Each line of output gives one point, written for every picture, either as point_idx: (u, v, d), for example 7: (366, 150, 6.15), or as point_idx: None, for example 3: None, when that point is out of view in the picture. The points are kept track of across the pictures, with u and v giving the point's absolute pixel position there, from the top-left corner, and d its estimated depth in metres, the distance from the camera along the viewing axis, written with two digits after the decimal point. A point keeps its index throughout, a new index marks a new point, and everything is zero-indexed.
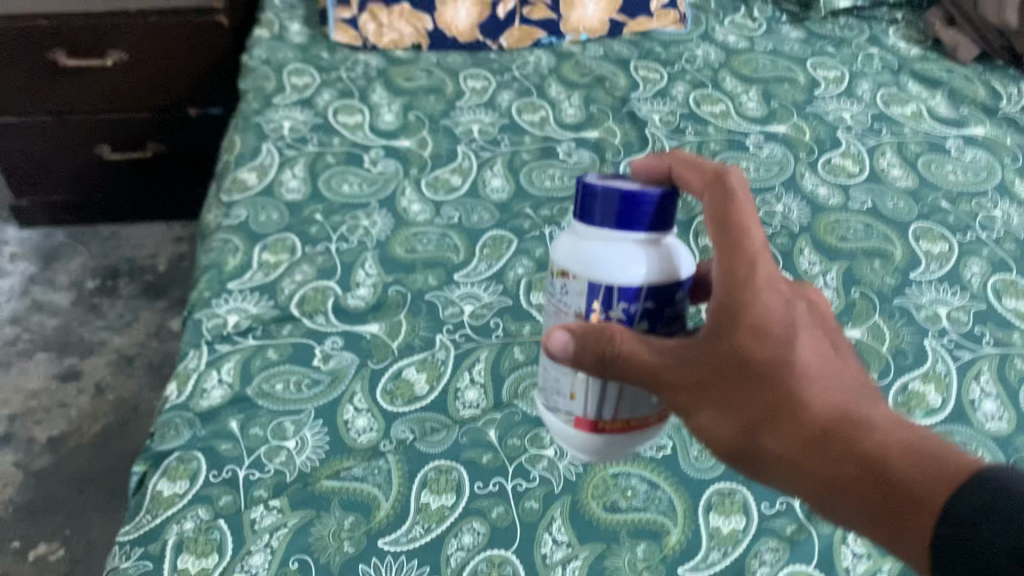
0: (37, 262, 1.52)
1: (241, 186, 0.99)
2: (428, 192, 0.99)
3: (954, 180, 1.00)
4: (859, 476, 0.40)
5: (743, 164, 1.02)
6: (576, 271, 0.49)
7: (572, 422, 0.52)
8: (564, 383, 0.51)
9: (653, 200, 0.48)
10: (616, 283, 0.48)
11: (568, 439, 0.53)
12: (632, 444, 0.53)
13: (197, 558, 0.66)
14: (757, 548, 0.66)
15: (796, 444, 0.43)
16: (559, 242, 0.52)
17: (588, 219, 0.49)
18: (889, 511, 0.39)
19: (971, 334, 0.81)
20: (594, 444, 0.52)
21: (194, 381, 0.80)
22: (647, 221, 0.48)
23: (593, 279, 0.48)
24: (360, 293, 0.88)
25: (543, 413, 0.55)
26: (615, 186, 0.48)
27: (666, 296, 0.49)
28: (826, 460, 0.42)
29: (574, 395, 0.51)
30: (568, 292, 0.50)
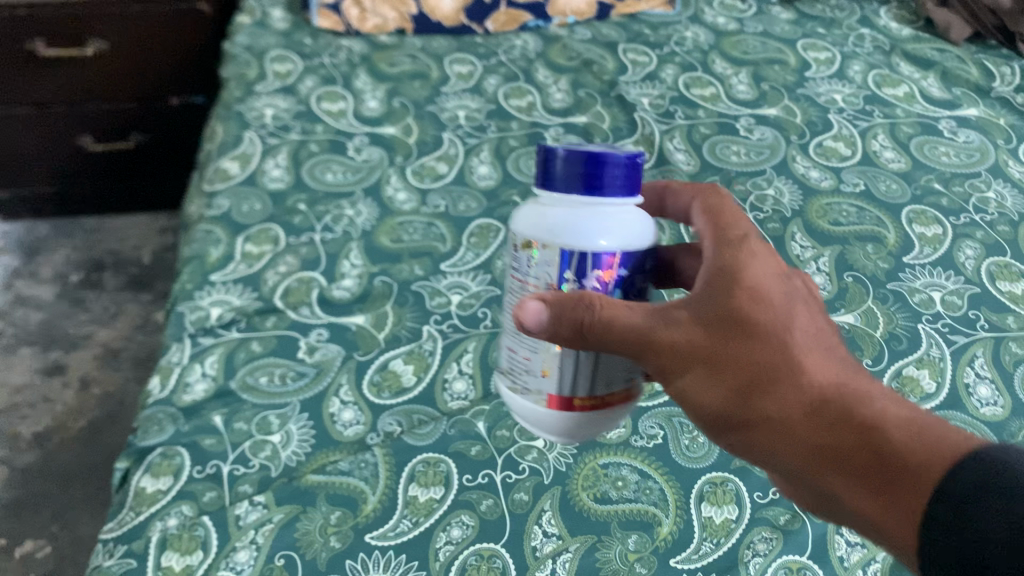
0: (20, 255, 1.49)
1: (224, 175, 0.96)
2: (414, 180, 0.98)
3: (947, 162, 0.99)
4: (856, 440, 0.39)
5: (732, 149, 1.00)
6: (545, 239, 0.48)
7: (544, 402, 0.50)
8: (536, 360, 0.50)
9: (622, 162, 0.47)
10: (591, 250, 0.47)
11: (540, 422, 0.51)
12: (604, 425, 0.52)
13: (182, 555, 0.64)
14: (750, 538, 0.65)
15: (792, 407, 0.42)
16: (522, 212, 0.50)
17: (555, 186, 0.48)
18: (885, 478, 0.38)
19: (965, 318, 0.80)
20: (568, 424, 0.50)
21: (177, 375, 0.78)
22: (618, 184, 0.47)
23: (566, 247, 0.47)
24: (345, 284, 0.86)
25: (512, 399, 0.53)
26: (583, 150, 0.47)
27: (637, 263, 0.48)
28: (821, 425, 0.41)
29: (545, 372, 0.50)
30: (538, 265, 0.48)
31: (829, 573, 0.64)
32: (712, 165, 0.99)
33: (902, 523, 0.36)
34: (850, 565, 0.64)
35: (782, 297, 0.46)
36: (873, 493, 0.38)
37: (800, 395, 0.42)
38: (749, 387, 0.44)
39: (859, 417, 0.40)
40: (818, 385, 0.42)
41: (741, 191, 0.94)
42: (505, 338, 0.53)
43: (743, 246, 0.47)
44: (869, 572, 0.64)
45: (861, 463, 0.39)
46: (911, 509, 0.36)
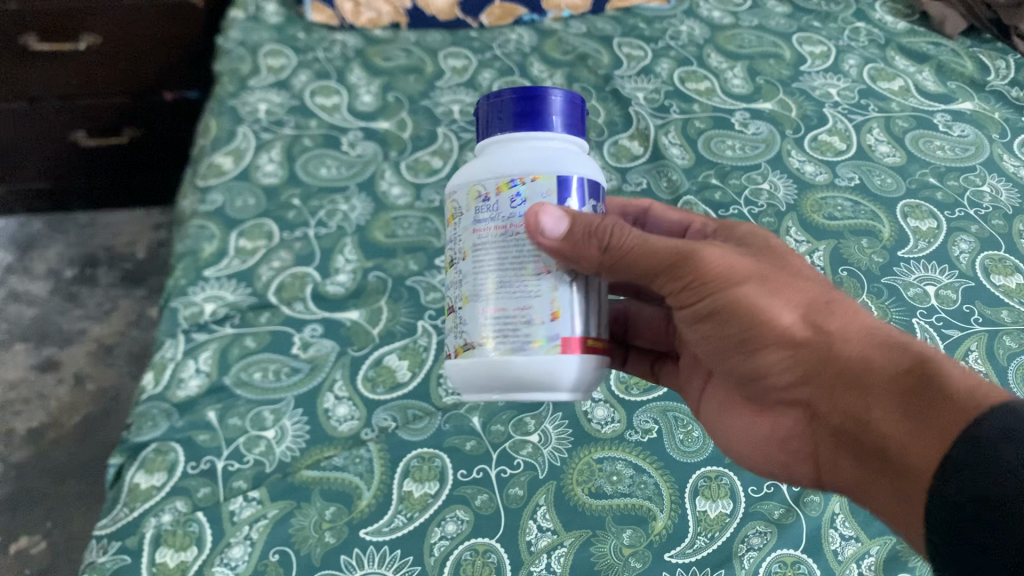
0: (15, 251, 1.49)
1: (217, 170, 0.96)
2: (408, 175, 0.98)
3: (942, 156, 0.99)
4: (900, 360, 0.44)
5: (727, 143, 1.00)
6: (533, 170, 0.47)
7: (556, 348, 0.47)
8: (544, 304, 0.47)
9: (572, 101, 0.51)
10: (582, 177, 0.49)
11: (543, 381, 0.47)
12: (592, 382, 0.51)
13: (176, 551, 0.64)
14: (745, 532, 0.65)
15: (846, 326, 0.48)
16: (482, 159, 0.49)
17: (511, 128, 0.49)
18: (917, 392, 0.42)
19: (960, 312, 0.81)
20: (576, 372, 0.48)
21: (171, 371, 0.78)
22: (574, 122, 0.51)
23: (560, 174, 0.48)
24: (339, 279, 0.86)
25: (500, 366, 0.47)
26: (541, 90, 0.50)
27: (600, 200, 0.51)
28: (868, 343, 0.46)
29: (555, 313, 0.47)
30: (528, 197, 0.47)
31: (823, 566, 0.64)
32: (707, 159, 0.99)
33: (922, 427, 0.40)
34: (844, 558, 0.64)
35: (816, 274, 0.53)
36: (899, 402, 0.42)
37: (847, 329, 0.48)
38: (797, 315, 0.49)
39: (900, 345, 0.45)
40: (861, 322, 0.48)
41: (737, 185, 0.94)
42: (473, 305, 0.48)
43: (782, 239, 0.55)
44: (864, 566, 0.64)
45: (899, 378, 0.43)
46: (936, 417, 0.40)
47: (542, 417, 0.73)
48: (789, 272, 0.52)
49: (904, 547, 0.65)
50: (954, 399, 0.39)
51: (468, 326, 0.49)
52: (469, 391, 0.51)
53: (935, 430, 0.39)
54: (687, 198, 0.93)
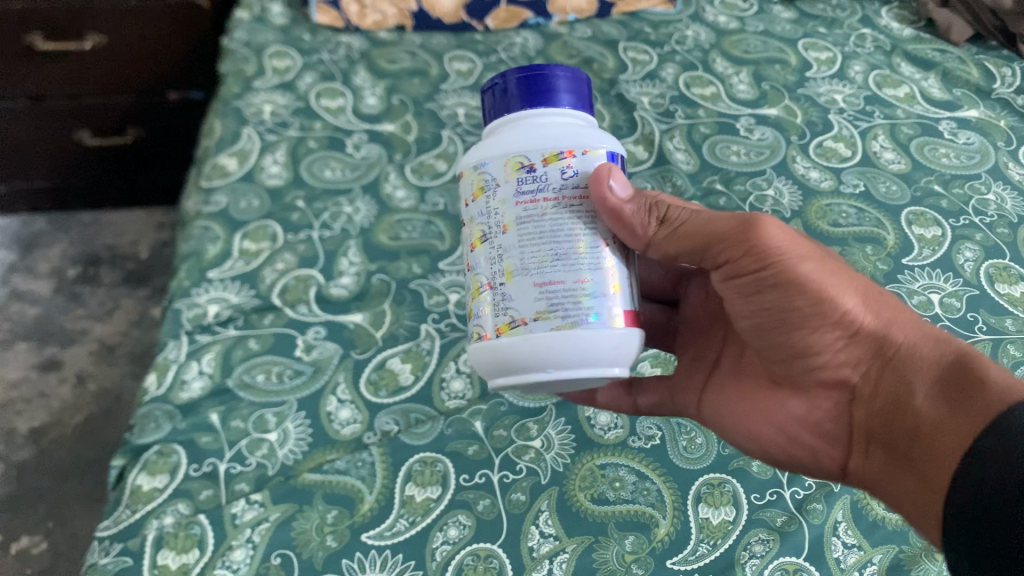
0: (17, 250, 1.49)
1: (221, 172, 0.96)
2: (413, 178, 0.98)
3: (947, 163, 0.99)
4: (956, 357, 0.47)
5: (732, 148, 1.00)
6: (582, 142, 0.48)
7: (620, 320, 0.47)
8: (603, 277, 0.47)
9: (580, 77, 0.52)
10: (617, 151, 0.50)
11: (602, 358, 0.47)
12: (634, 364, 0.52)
13: (178, 554, 0.64)
14: (747, 539, 0.65)
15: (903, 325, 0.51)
16: (521, 132, 0.48)
17: (527, 107, 0.49)
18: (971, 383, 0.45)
19: (964, 320, 0.81)
20: (632, 346, 0.48)
21: (173, 372, 0.78)
22: (586, 97, 0.52)
23: (602, 149, 0.49)
24: (343, 282, 0.86)
25: (558, 341, 0.46)
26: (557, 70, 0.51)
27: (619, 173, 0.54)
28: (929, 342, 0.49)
29: (615, 287, 0.48)
30: (579, 170, 0.48)
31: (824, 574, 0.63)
32: (712, 165, 0.98)
33: (974, 410, 0.43)
34: (846, 567, 0.64)
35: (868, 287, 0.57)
36: (955, 389, 0.45)
37: (907, 329, 0.51)
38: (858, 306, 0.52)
39: (955, 346, 0.48)
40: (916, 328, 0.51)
41: (741, 190, 0.94)
42: (522, 280, 0.47)
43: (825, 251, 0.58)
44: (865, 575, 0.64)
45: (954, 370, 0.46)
46: (985, 403, 0.43)
47: (545, 422, 0.73)
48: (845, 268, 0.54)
49: (907, 555, 0.64)
50: (1005, 390, 0.43)
51: (516, 302, 0.47)
52: (502, 375, 0.49)
53: (982, 414, 0.43)
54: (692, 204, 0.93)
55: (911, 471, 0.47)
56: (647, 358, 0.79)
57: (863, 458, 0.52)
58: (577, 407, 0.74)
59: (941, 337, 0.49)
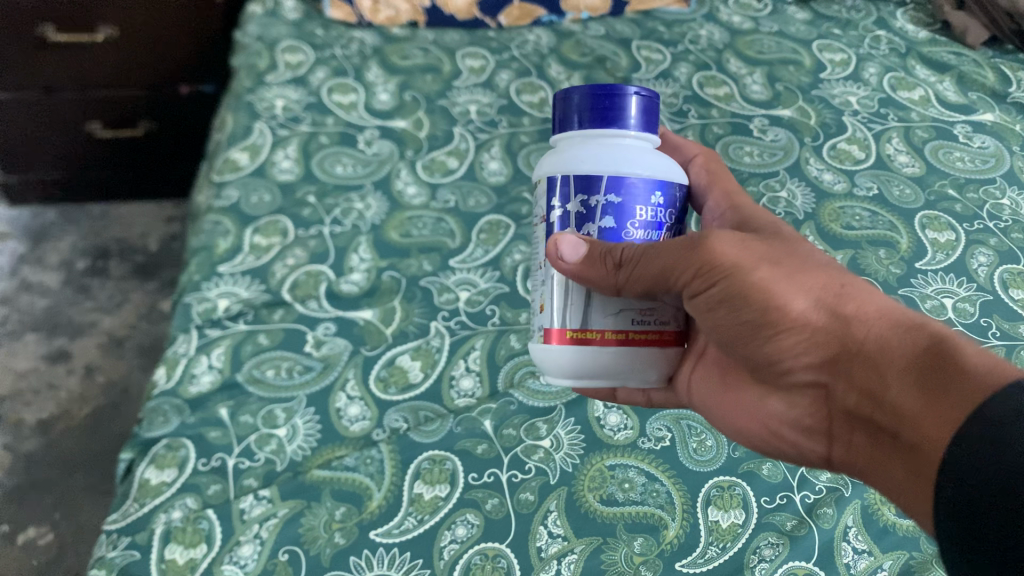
0: (27, 240, 1.49)
1: (233, 166, 0.96)
2: (424, 175, 0.97)
3: (962, 167, 0.98)
4: (913, 343, 0.42)
5: (745, 149, 1.00)
6: (541, 173, 0.51)
7: (543, 336, 0.51)
8: (540, 297, 0.52)
9: (597, 90, 0.49)
10: (563, 176, 0.49)
11: (546, 368, 0.52)
12: (627, 371, 0.51)
13: (185, 548, 0.64)
14: (757, 543, 0.65)
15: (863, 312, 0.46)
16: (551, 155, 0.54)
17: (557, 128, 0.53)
18: (931, 374, 0.40)
19: (977, 325, 0.80)
20: (560, 357, 0.50)
21: (183, 367, 0.78)
22: (596, 114, 0.49)
23: (547, 178, 0.50)
24: (354, 278, 0.86)
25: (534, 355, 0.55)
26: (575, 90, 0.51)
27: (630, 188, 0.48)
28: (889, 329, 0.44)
29: (544, 307, 0.51)
30: (539, 198, 0.52)
31: None
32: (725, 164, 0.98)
33: (934, 408, 0.39)
34: (856, 572, 0.63)
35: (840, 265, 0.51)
36: (914, 384, 0.41)
37: (863, 316, 0.46)
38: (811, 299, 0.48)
39: (918, 328, 0.43)
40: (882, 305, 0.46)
41: (754, 191, 0.94)
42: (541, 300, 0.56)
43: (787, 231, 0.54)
44: None
45: (912, 359, 0.42)
46: (950, 398, 0.38)
47: (554, 422, 0.73)
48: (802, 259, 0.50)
49: (918, 562, 0.64)
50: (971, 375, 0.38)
51: None
52: None
53: (948, 410, 0.38)
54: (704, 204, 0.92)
55: (899, 469, 0.44)
56: None
57: (853, 447, 0.49)
58: (586, 407, 0.74)
59: (902, 320, 0.44)
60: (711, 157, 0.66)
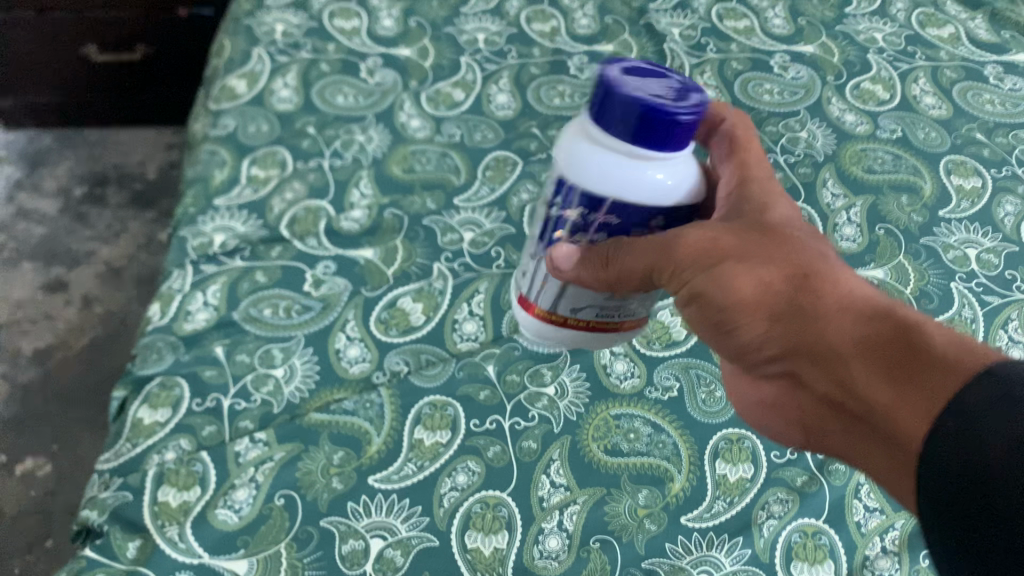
0: (23, 166, 1.45)
1: (230, 94, 0.92)
2: (428, 107, 0.93)
3: (991, 110, 0.94)
4: (884, 337, 0.40)
5: (764, 87, 0.95)
6: (556, 159, 0.46)
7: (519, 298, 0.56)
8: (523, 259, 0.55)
9: (638, 108, 0.42)
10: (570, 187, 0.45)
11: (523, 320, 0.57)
12: (590, 342, 0.55)
13: (179, 491, 0.62)
14: (765, 499, 0.63)
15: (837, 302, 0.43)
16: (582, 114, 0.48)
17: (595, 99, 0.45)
18: (909, 372, 0.38)
19: (1001, 278, 0.78)
20: (526, 322, 0.56)
21: (178, 303, 0.75)
22: (627, 129, 0.43)
23: (557, 175, 0.46)
24: (354, 215, 0.83)
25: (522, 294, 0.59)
26: (619, 76, 0.43)
27: (630, 211, 0.45)
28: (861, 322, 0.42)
29: (523, 274, 0.55)
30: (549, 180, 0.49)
31: (845, 538, 0.63)
32: (743, 103, 0.93)
33: (918, 407, 0.37)
34: (867, 531, 0.63)
35: (826, 250, 0.48)
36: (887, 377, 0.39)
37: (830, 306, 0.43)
38: (777, 290, 0.45)
39: (887, 322, 0.41)
40: (853, 296, 0.43)
41: (772, 131, 0.90)
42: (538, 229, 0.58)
43: (776, 207, 0.50)
44: (886, 539, 0.63)
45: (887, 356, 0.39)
46: (934, 392, 0.36)
47: (559, 368, 0.70)
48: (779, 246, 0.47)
49: None
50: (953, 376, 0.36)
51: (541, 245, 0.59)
52: None
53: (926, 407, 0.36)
54: None
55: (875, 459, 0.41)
56: (667, 305, 0.75)
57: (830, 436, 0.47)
58: (593, 354, 0.71)
59: (875, 312, 0.42)
60: (740, 117, 0.59)
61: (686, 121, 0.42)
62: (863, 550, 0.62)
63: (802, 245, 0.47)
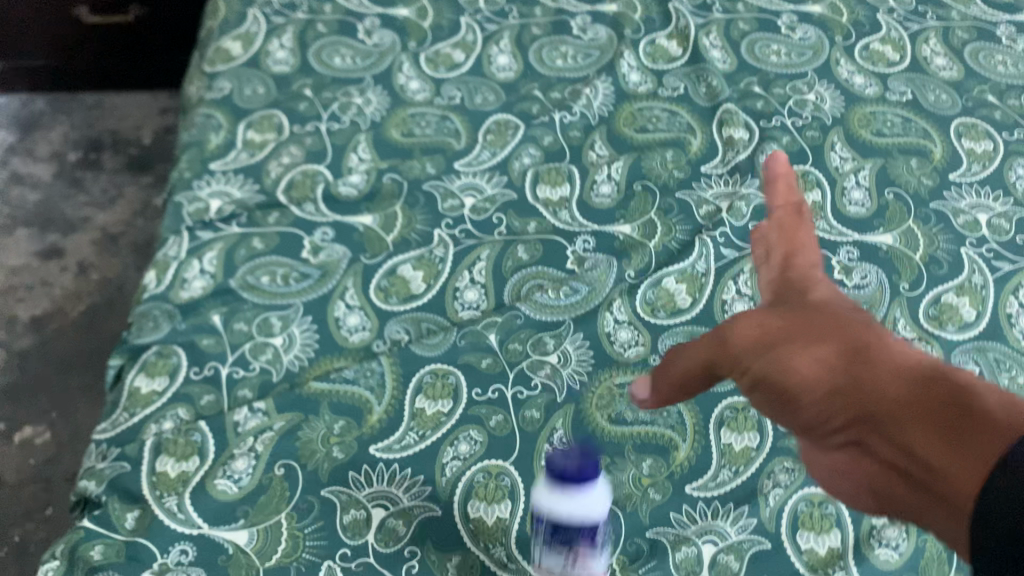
0: (16, 131, 1.43)
1: (225, 56, 0.90)
2: (427, 69, 0.91)
3: (1003, 72, 0.92)
4: (934, 399, 0.37)
5: (771, 48, 0.93)
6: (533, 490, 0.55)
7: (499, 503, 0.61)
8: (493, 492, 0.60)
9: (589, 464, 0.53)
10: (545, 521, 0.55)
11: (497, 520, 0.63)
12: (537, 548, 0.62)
13: (177, 461, 0.62)
14: (771, 467, 0.62)
15: (886, 368, 0.40)
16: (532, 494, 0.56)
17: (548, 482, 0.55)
18: (964, 434, 0.36)
19: (1012, 244, 0.76)
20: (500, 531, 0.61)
21: (174, 270, 0.74)
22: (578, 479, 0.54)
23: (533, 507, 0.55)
24: (352, 180, 0.81)
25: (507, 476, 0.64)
26: (568, 454, 0.54)
27: (574, 527, 0.54)
28: (913, 388, 0.38)
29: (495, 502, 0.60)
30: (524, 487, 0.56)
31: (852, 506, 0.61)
32: (750, 65, 0.91)
33: (980, 471, 0.34)
34: None
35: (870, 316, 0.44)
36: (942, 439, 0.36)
37: (878, 371, 0.40)
38: (826, 361, 0.41)
39: (938, 386, 0.38)
40: (901, 363, 0.40)
41: (779, 94, 0.88)
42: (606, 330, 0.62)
43: (820, 282, 0.47)
44: None
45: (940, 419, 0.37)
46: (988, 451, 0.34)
47: (562, 337, 0.69)
48: (823, 314, 0.44)
49: None
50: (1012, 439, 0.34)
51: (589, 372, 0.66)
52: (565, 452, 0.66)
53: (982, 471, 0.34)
54: (728, 105, 0.87)
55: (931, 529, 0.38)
56: (673, 273, 0.73)
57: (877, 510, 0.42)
58: (596, 321, 0.70)
59: (926, 376, 0.39)
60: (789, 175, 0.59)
61: (587, 465, 0.53)
62: (870, 520, 0.60)
63: (846, 311, 0.44)
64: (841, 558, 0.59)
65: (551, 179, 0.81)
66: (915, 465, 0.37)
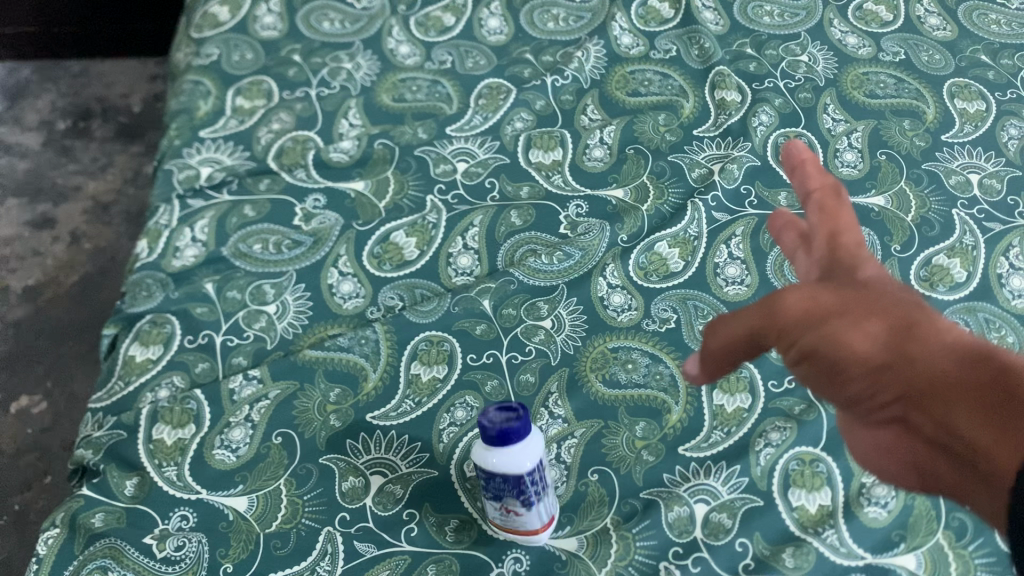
0: (5, 98, 1.43)
1: (212, 21, 0.89)
2: (417, 33, 0.90)
3: (997, 31, 0.91)
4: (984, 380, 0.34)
5: (764, 9, 0.92)
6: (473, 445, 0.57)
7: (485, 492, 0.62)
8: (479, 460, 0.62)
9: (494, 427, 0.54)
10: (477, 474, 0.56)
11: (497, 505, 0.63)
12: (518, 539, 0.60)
13: (174, 429, 0.63)
14: (763, 428, 0.62)
15: (939, 348, 0.36)
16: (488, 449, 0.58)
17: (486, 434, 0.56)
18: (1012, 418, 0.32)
19: (1003, 205, 0.76)
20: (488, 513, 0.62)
21: (166, 239, 0.75)
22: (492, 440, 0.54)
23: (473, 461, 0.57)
24: (343, 146, 0.81)
25: None
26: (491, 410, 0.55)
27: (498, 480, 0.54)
28: (963, 367, 0.35)
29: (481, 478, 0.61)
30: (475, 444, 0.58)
31: (843, 464, 0.60)
32: (743, 26, 0.90)
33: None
34: None
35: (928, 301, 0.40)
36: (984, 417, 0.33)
37: (928, 351, 0.36)
38: (873, 336, 0.37)
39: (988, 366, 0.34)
40: (956, 344, 0.36)
41: (772, 55, 0.87)
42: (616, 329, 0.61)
43: (873, 262, 0.43)
44: None
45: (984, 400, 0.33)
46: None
47: (556, 302, 0.69)
48: (877, 293, 0.39)
49: None
50: None
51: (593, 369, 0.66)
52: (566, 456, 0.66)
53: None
54: (722, 67, 0.86)
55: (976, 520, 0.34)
56: (665, 236, 0.73)
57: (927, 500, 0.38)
58: (590, 286, 0.70)
59: (979, 354, 0.35)
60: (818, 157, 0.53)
61: (511, 422, 0.54)
62: (859, 478, 0.59)
63: (902, 295, 0.40)
64: (830, 516, 0.58)
65: (543, 143, 0.81)
66: (959, 446, 0.33)
